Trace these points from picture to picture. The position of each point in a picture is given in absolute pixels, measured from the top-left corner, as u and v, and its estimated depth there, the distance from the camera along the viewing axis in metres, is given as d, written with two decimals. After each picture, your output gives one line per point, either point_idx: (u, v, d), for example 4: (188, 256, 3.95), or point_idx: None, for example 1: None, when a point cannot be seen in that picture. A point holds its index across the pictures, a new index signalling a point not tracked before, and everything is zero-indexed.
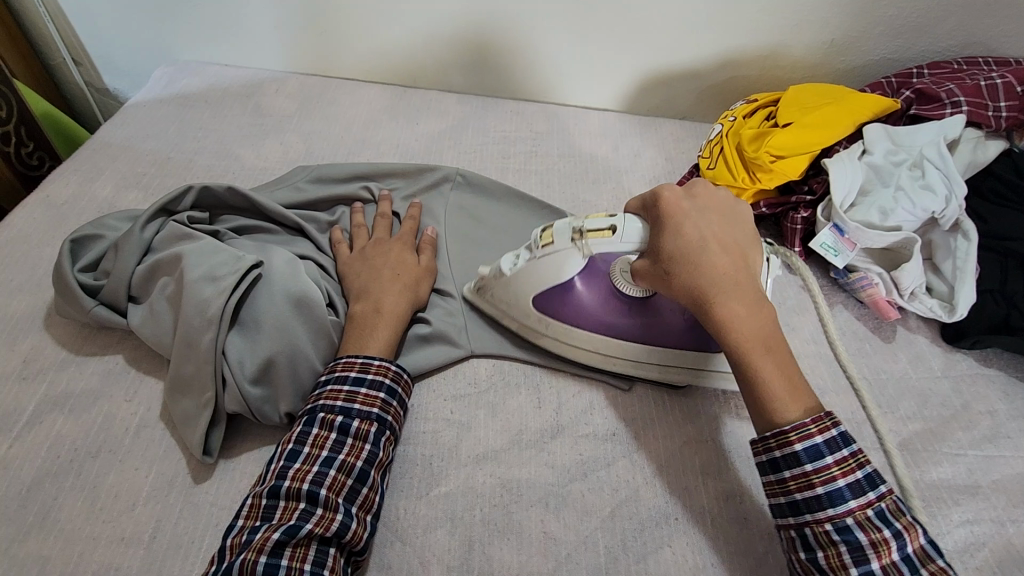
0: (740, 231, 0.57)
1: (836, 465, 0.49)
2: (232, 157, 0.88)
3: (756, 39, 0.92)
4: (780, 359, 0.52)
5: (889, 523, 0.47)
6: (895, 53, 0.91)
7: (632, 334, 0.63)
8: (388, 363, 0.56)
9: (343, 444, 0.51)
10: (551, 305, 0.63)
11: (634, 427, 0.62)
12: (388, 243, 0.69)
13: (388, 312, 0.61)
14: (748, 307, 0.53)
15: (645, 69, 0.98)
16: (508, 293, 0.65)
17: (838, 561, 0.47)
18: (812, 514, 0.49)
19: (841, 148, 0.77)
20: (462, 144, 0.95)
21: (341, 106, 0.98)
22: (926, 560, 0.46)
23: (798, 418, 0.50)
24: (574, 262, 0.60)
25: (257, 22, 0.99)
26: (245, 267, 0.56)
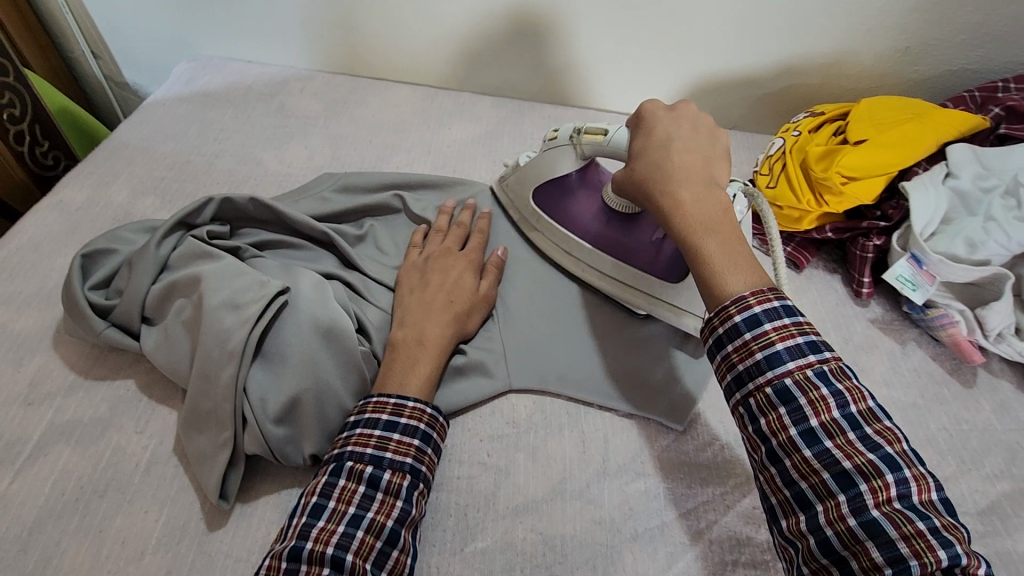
0: (712, 141, 0.56)
1: (774, 331, 0.44)
2: (255, 161, 0.83)
3: (820, 45, 0.84)
4: (726, 238, 0.49)
5: (831, 383, 0.42)
6: (976, 62, 0.83)
7: (604, 241, 0.66)
8: (423, 406, 0.51)
9: (372, 499, 0.46)
10: (545, 199, 0.70)
11: (690, 477, 0.56)
12: (455, 258, 0.64)
13: (432, 344, 0.55)
14: (696, 188, 0.51)
15: (695, 74, 0.91)
16: (520, 191, 0.72)
17: (780, 424, 0.43)
18: (753, 381, 0.44)
19: (921, 170, 0.70)
20: (497, 151, 0.89)
21: (370, 107, 0.93)
22: (871, 419, 0.42)
23: (739, 291, 0.46)
24: (571, 159, 0.67)
25: (283, 17, 0.94)
26: (269, 295, 0.51)
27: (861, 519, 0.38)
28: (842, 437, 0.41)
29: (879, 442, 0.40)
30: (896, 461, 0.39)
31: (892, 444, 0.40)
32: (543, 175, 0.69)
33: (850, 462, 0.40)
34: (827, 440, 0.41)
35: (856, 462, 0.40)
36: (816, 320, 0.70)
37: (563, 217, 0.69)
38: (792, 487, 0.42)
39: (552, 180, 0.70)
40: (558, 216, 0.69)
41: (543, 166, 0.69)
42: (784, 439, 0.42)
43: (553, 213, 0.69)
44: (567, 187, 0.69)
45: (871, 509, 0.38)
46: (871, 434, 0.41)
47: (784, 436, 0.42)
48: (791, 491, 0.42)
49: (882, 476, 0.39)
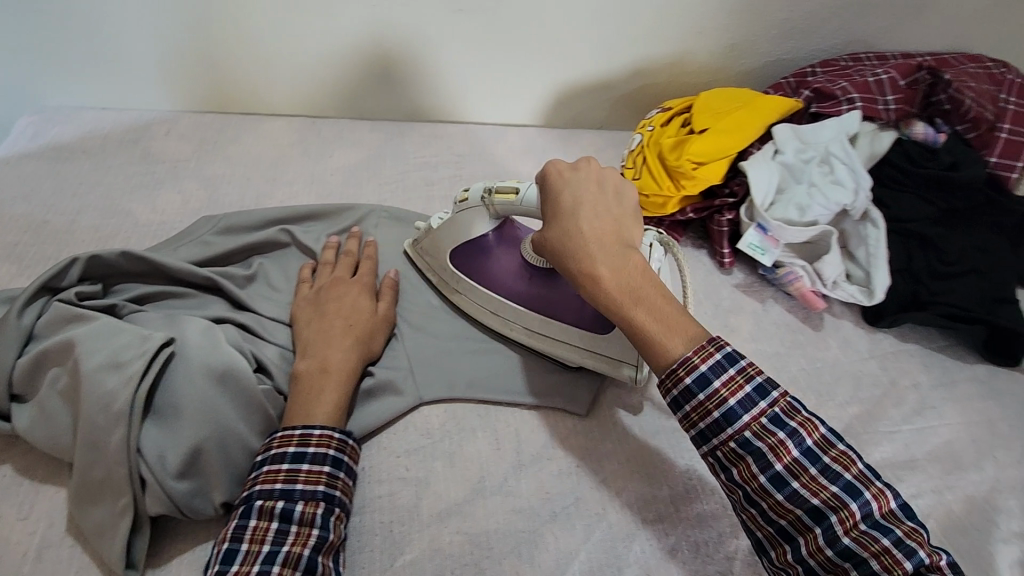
0: (615, 200, 0.59)
1: (724, 387, 0.49)
2: (123, 213, 0.79)
3: (660, 47, 0.94)
4: (656, 303, 0.53)
5: (785, 425, 0.48)
6: (789, 52, 0.95)
7: (534, 300, 0.65)
8: (329, 431, 0.52)
9: (287, 534, 0.46)
10: (466, 262, 0.68)
11: (597, 453, 0.61)
12: (348, 285, 0.65)
13: (336, 369, 0.57)
14: (615, 259, 0.54)
15: (558, 82, 0.98)
16: (435, 254, 0.70)
17: (749, 473, 0.48)
18: (717, 437, 0.49)
19: (756, 150, 0.80)
20: (381, 174, 0.90)
21: (244, 144, 0.91)
22: (828, 447, 0.48)
23: (682, 353, 0.50)
24: (486, 220, 0.67)
25: (134, 60, 0.90)
26: (153, 349, 0.50)
27: (837, 547, 0.45)
28: (805, 475, 0.47)
29: (838, 472, 0.47)
30: (853, 486, 0.46)
31: (848, 470, 0.47)
32: (456, 238, 0.68)
33: (817, 498, 0.46)
34: (794, 481, 0.47)
35: (822, 497, 0.46)
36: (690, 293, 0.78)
37: (484, 278, 0.67)
38: (775, 524, 0.48)
39: (467, 242, 0.68)
40: (483, 281, 0.67)
41: (455, 230, 0.68)
42: (756, 485, 0.48)
43: (474, 275, 0.68)
44: (483, 250, 0.68)
45: (842, 536, 0.45)
46: (828, 463, 0.47)
47: (755, 482, 0.48)
48: (773, 527, 0.48)
49: (846, 505, 0.46)
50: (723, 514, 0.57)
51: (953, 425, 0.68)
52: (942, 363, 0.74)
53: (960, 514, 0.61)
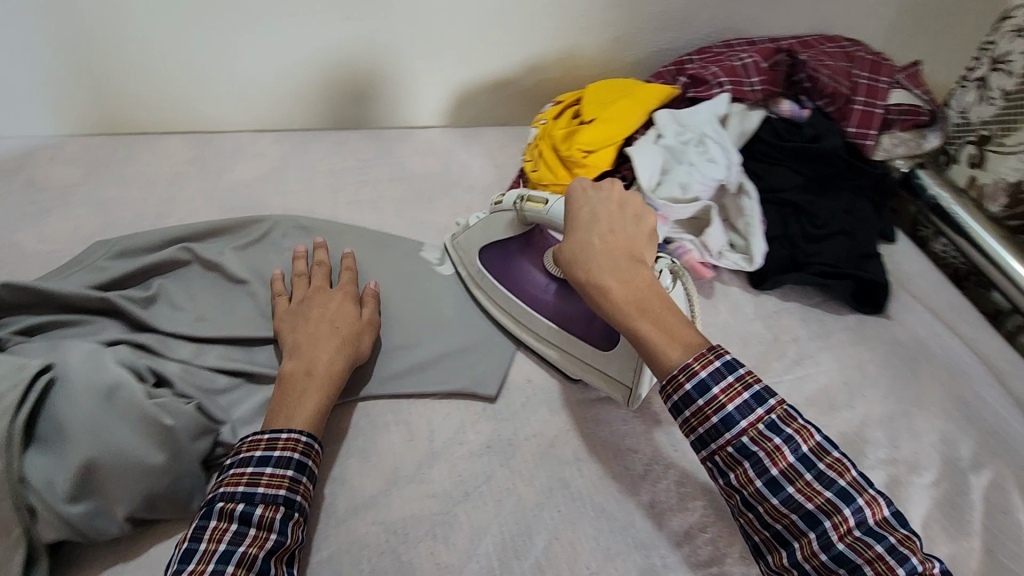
0: (633, 219, 0.63)
1: (722, 393, 0.52)
2: (8, 245, 0.76)
3: (549, 44, 0.99)
4: (662, 314, 0.56)
5: (781, 432, 0.50)
6: (669, 43, 1.02)
7: (551, 308, 0.70)
8: (296, 435, 0.54)
9: (244, 535, 0.48)
10: (491, 261, 0.75)
11: (507, 433, 0.64)
12: (330, 294, 0.67)
13: (321, 375, 0.59)
14: (625, 271, 0.58)
15: (456, 82, 1.01)
16: (467, 250, 0.77)
17: (746, 477, 0.51)
18: (715, 442, 0.52)
19: (640, 136, 0.86)
20: (286, 185, 0.90)
21: (138, 164, 0.89)
22: (822, 454, 0.50)
23: (682, 360, 0.53)
24: (513, 225, 0.73)
25: (8, 85, 0.86)
26: (30, 377, 0.50)
27: (832, 551, 0.48)
28: (800, 481, 0.50)
29: (833, 478, 0.49)
30: (847, 493, 0.49)
31: (843, 476, 0.50)
32: (489, 239, 0.75)
33: (811, 503, 0.49)
34: (790, 487, 0.50)
35: (816, 502, 0.49)
36: None
37: (509, 278, 0.73)
38: (772, 528, 0.51)
39: (498, 243, 0.75)
40: (506, 283, 0.73)
41: (491, 228, 0.74)
42: (753, 490, 0.51)
43: (501, 275, 0.74)
44: (511, 254, 0.75)
45: (837, 543, 0.48)
46: (824, 471, 0.50)
47: (751, 486, 0.51)
48: (771, 530, 0.51)
49: (840, 512, 0.48)
50: (624, 474, 0.62)
51: (828, 371, 0.76)
52: (818, 317, 0.82)
53: None
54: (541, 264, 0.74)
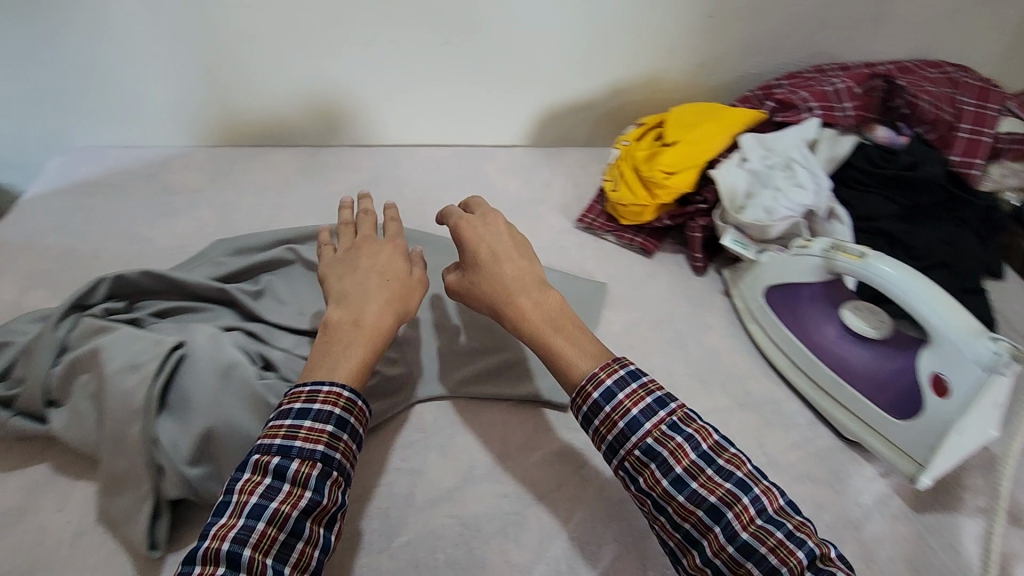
0: (517, 252, 0.66)
1: (627, 399, 0.54)
2: (145, 239, 0.86)
3: (635, 69, 1.01)
4: (576, 334, 0.60)
5: (681, 431, 0.52)
6: (758, 68, 1.01)
7: (834, 361, 0.69)
8: (337, 389, 0.55)
9: (279, 490, 0.49)
10: (777, 300, 0.76)
11: (578, 444, 0.65)
12: (379, 246, 0.68)
13: (369, 328, 0.60)
14: (538, 293, 0.63)
15: (539, 102, 1.05)
16: (751, 283, 0.79)
17: (654, 479, 0.52)
18: (624, 447, 0.54)
19: (724, 158, 0.85)
20: (379, 197, 0.97)
21: (252, 173, 0.99)
22: (720, 450, 0.52)
23: (590, 370, 0.57)
24: (817, 272, 0.71)
25: (153, 104, 0.99)
26: (165, 351, 0.58)
27: (736, 543, 0.48)
28: (702, 476, 0.51)
29: (730, 470, 0.51)
30: (745, 484, 0.50)
31: (740, 468, 0.51)
32: (784, 276, 0.74)
33: (714, 496, 0.50)
34: (693, 482, 0.50)
35: (718, 495, 0.50)
36: (669, 295, 0.83)
37: (794, 321, 0.73)
38: (681, 530, 0.51)
39: (788, 284, 0.74)
40: (792, 327, 0.73)
41: (791, 267, 0.73)
42: (661, 490, 0.51)
43: (786, 315, 0.74)
44: (798, 296, 0.74)
45: (741, 532, 0.48)
46: (723, 465, 0.51)
47: (659, 488, 0.51)
48: (680, 532, 0.51)
49: (739, 501, 0.49)
50: None
51: None
52: None
53: (926, 493, 0.63)
54: (837, 312, 0.72)
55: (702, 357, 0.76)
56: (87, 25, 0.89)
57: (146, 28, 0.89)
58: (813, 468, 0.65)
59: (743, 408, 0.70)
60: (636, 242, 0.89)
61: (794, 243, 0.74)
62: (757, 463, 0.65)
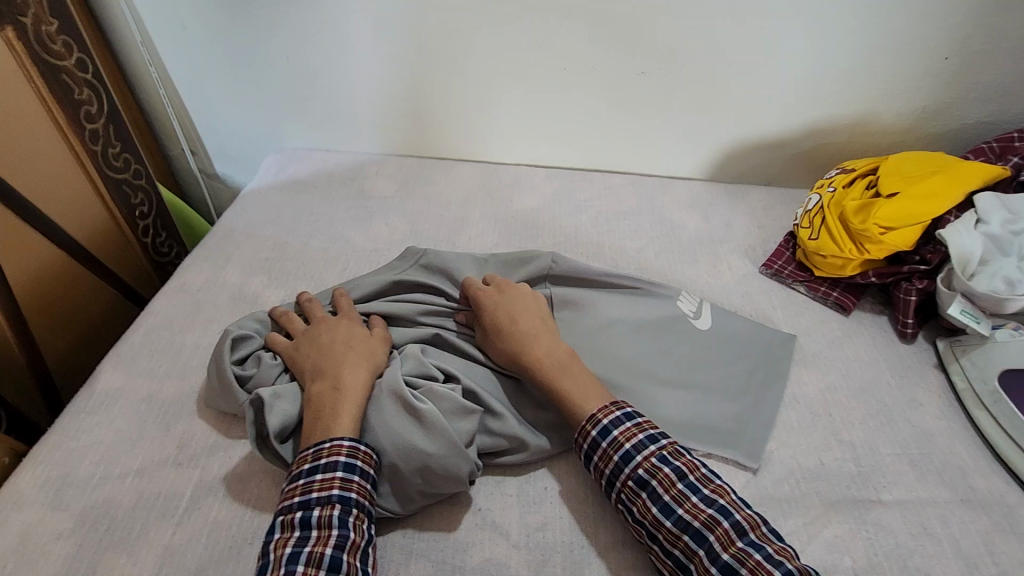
0: (526, 307, 0.71)
1: (621, 434, 0.59)
2: (344, 239, 0.93)
3: (842, 110, 0.94)
4: (580, 378, 0.64)
5: (669, 463, 0.57)
6: (988, 117, 0.92)
7: None
8: (339, 441, 0.57)
9: (308, 538, 0.52)
10: (1012, 384, 0.68)
11: (771, 512, 0.61)
12: (332, 321, 0.69)
13: (349, 389, 0.61)
14: (547, 343, 0.67)
15: (727, 137, 1.01)
16: (982, 361, 0.70)
17: (646, 507, 0.55)
18: (618, 478, 0.58)
19: (954, 218, 0.76)
20: (555, 219, 0.97)
21: (437, 183, 1.04)
22: (706, 481, 0.56)
23: (591, 411, 0.61)
24: None
25: (360, 113, 1.08)
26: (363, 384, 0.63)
27: (720, 564, 0.51)
28: (689, 502, 0.54)
29: (714, 498, 0.54)
30: (725, 509, 0.53)
31: (723, 497, 0.55)
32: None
33: (697, 522, 0.53)
34: (679, 509, 0.54)
35: (700, 518, 0.53)
36: (870, 360, 0.76)
37: None
38: (671, 556, 0.54)
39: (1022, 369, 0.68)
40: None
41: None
42: (651, 517, 0.55)
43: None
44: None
45: (722, 553, 0.51)
46: (707, 494, 0.55)
47: (649, 514, 0.55)
48: (672, 559, 0.53)
49: (719, 524, 0.53)
50: None
51: None
52: None
53: None
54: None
55: (913, 437, 0.68)
56: (321, 42, 0.99)
57: (373, 48, 0.98)
58: None
59: (968, 505, 0.62)
60: (832, 297, 0.82)
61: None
62: (987, 572, 0.57)
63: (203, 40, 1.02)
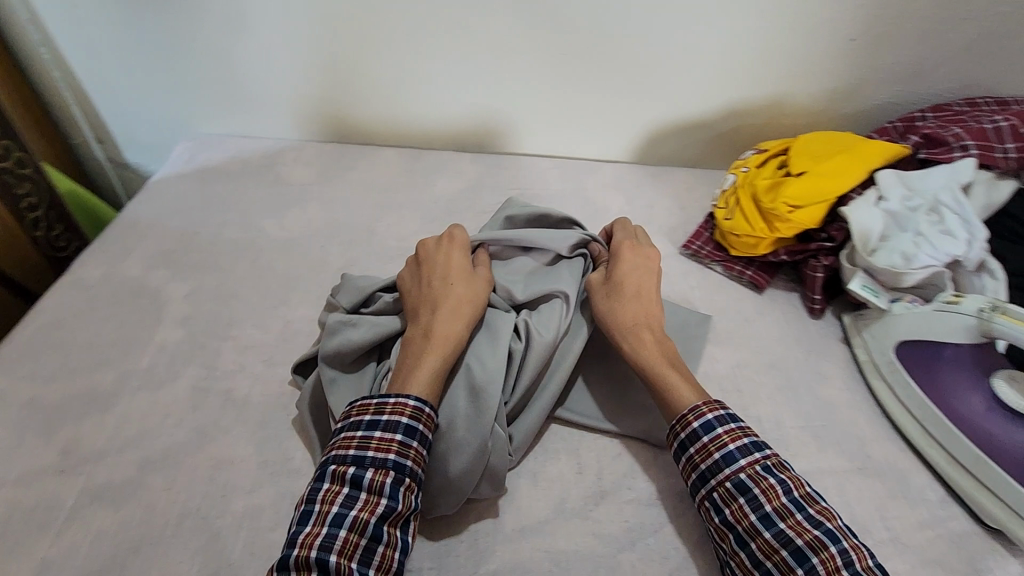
0: (652, 288, 0.69)
1: (726, 433, 0.55)
2: (256, 228, 0.89)
3: (759, 91, 0.96)
4: (683, 371, 0.62)
5: (775, 474, 0.53)
6: (895, 97, 0.95)
7: (978, 434, 0.61)
8: (403, 399, 0.55)
9: (356, 499, 0.51)
10: (911, 357, 0.69)
11: (677, 489, 0.62)
12: (462, 265, 0.69)
13: (438, 337, 0.61)
14: (660, 333, 0.65)
15: (650, 119, 1.01)
16: (881, 334, 0.72)
17: (742, 512, 0.51)
18: (716, 478, 0.54)
19: (857, 196, 0.78)
20: (478, 205, 0.95)
21: (358, 169, 1.01)
22: (812, 501, 0.52)
23: (693, 402, 0.58)
24: (964, 334, 0.64)
25: (275, 97, 1.03)
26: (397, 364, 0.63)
27: None
28: (792, 518, 0.50)
29: (820, 519, 0.50)
30: (834, 533, 0.49)
31: (830, 520, 0.50)
32: (923, 332, 0.67)
33: (801, 539, 0.49)
34: (781, 522, 0.50)
35: (804, 538, 0.49)
36: (780, 336, 0.77)
37: (931, 383, 0.66)
38: (760, 568, 0.50)
39: (924, 342, 0.68)
40: (928, 388, 0.66)
41: (929, 324, 0.67)
42: (747, 524, 0.51)
43: (920, 377, 0.67)
44: (938, 355, 0.66)
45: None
46: (812, 513, 0.50)
47: (746, 521, 0.51)
48: (760, 571, 0.49)
49: (826, 548, 0.48)
50: None
51: None
52: None
53: None
54: (986, 378, 0.63)
55: (816, 409, 0.69)
56: (227, 21, 0.93)
57: (283, 30, 0.93)
58: (945, 555, 0.57)
59: (864, 473, 0.64)
60: (746, 276, 0.84)
61: (939, 297, 0.68)
62: (877, 536, 0.59)
63: (98, 20, 0.95)
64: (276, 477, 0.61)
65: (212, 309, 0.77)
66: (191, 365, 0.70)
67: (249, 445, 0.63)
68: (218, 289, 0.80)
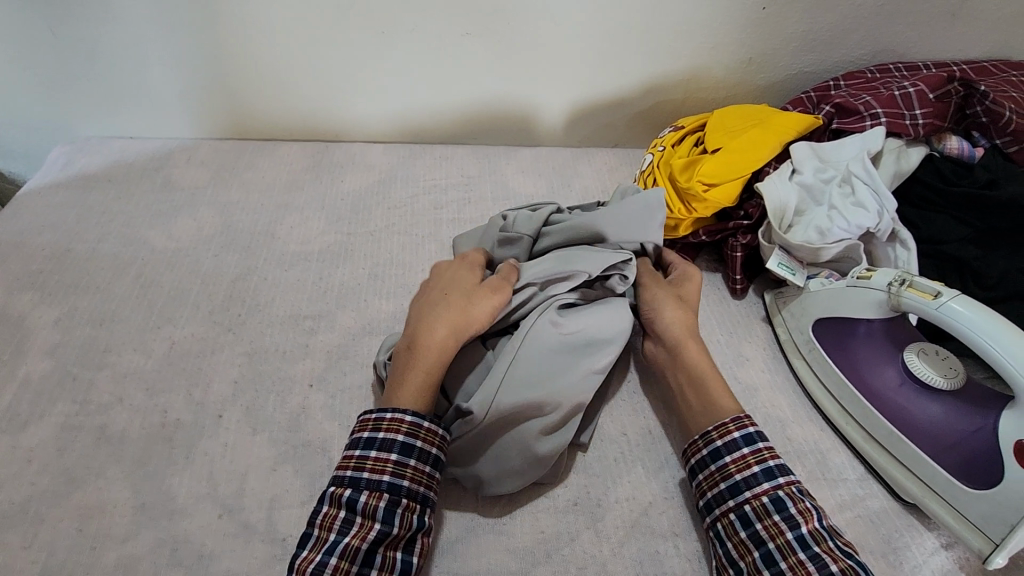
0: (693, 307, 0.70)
1: (766, 449, 0.54)
2: (140, 241, 0.81)
3: (676, 65, 0.92)
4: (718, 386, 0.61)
5: (807, 498, 0.51)
6: (810, 65, 0.93)
7: (891, 409, 0.61)
8: (399, 416, 0.52)
9: (351, 523, 0.48)
10: (827, 335, 0.67)
11: (595, 492, 0.58)
12: (466, 279, 0.64)
13: (422, 348, 0.57)
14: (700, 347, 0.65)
15: (568, 99, 0.96)
16: (799, 313, 0.70)
17: (777, 530, 0.49)
18: (750, 490, 0.52)
19: (772, 169, 0.76)
20: (389, 199, 0.89)
21: (258, 168, 0.93)
22: (818, 538, 0.49)
23: (734, 413, 0.57)
24: (877, 308, 0.63)
25: (159, 93, 0.93)
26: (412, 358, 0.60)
27: None
28: (825, 544, 0.48)
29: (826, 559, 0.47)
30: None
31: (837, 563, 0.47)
32: (838, 309, 0.67)
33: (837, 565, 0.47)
34: (816, 545, 0.48)
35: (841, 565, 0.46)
36: (702, 320, 0.74)
37: (847, 361, 0.65)
38: None
39: (840, 318, 0.67)
40: (843, 365, 0.65)
41: (844, 300, 0.66)
42: (782, 542, 0.49)
43: (836, 354, 0.66)
44: (853, 332, 0.66)
45: None
46: (841, 544, 0.49)
47: (780, 538, 0.49)
48: None
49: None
50: None
51: None
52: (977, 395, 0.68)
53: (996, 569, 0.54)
54: (897, 354, 0.63)
55: (739, 394, 0.67)
56: (92, 12, 0.83)
57: (153, 19, 0.84)
58: (864, 536, 0.56)
59: (785, 456, 0.62)
60: None
61: (854, 270, 0.67)
62: None
63: None
64: (154, 522, 0.55)
65: (85, 335, 0.69)
66: (58, 401, 0.63)
67: (124, 488, 0.57)
68: (92, 313, 0.71)
